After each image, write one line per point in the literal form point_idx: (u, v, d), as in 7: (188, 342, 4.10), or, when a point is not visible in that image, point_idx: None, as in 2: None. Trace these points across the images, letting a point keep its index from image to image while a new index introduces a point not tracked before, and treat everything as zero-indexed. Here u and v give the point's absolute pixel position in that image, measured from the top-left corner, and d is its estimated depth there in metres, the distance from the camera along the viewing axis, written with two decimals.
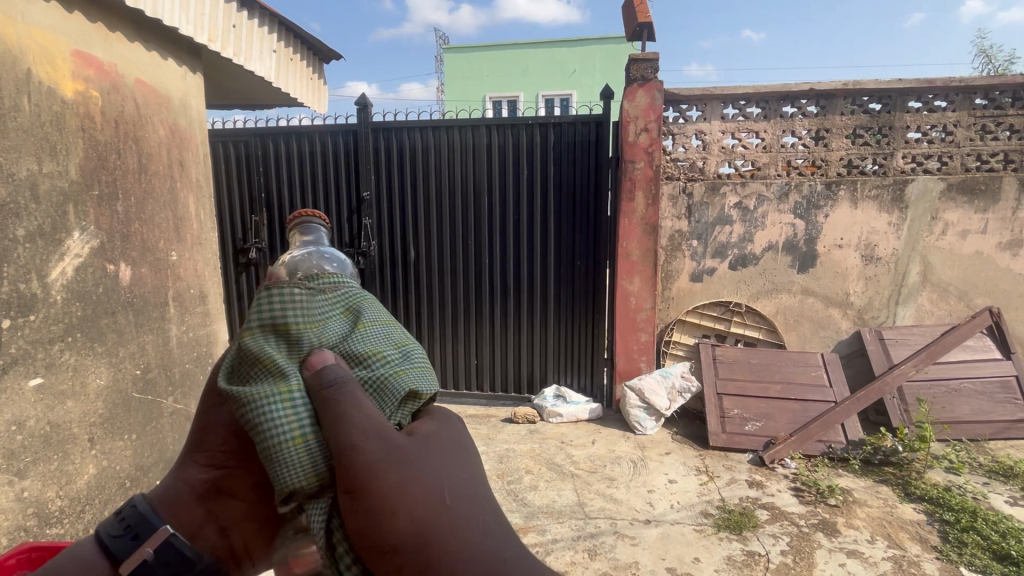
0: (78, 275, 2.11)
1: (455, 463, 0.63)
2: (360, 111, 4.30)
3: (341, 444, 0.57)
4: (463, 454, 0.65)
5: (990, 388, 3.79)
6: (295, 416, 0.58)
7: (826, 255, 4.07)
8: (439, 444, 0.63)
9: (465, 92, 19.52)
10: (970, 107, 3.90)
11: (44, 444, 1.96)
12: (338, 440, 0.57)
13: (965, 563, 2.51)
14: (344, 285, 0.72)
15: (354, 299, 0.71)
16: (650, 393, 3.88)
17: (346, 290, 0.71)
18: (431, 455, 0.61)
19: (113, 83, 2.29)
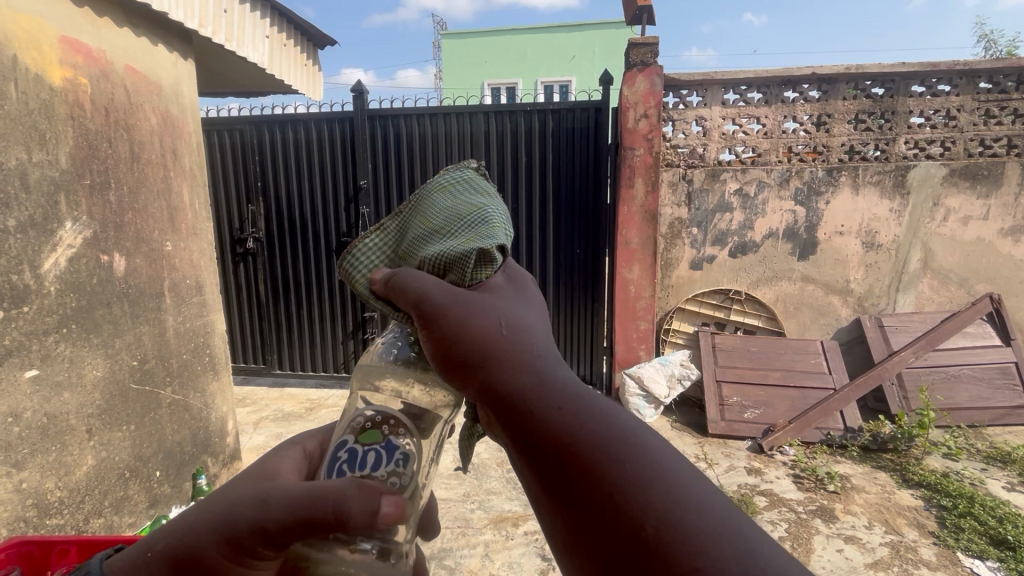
0: (71, 265, 2.08)
1: (513, 305, 0.78)
2: (356, 98, 4.24)
3: (434, 301, 0.75)
4: (523, 303, 0.80)
5: (989, 374, 3.79)
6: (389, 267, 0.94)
7: (827, 242, 4.05)
8: (499, 296, 0.79)
9: (463, 77, 19.28)
10: (974, 91, 3.85)
11: (41, 435, 1.95)
12: (426, 299, 0.76)
13: (961, 548, 2.52)
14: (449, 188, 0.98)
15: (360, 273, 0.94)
16: (648, 380, 3.90)
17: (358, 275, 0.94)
18: (491, 300, 0.77)
19: (102, 69, 2.25)
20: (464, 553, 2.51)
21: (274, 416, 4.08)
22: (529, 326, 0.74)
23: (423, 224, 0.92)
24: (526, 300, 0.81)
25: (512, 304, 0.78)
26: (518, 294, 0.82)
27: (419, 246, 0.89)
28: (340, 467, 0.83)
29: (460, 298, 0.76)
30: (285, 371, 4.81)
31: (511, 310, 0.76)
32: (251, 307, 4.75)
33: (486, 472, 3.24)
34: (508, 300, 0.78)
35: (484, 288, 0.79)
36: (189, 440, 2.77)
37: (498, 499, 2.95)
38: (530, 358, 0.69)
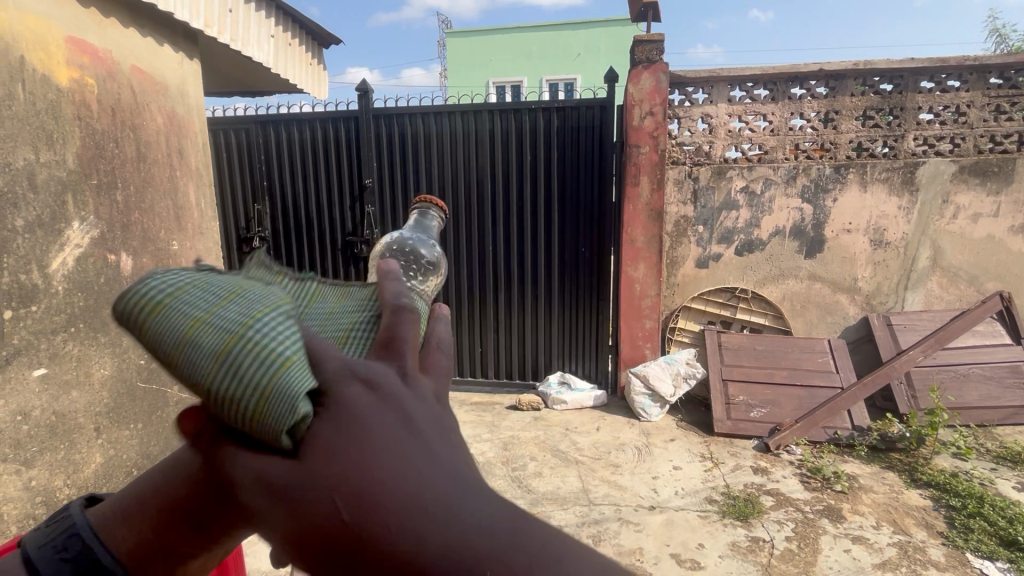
0: (79, 265, 2.10)
1: (367, 442, 0.41)
2: (360, 97, 4.24)
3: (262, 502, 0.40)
4: (388, 408, 0.42)
5: (999, 373, 3.75)
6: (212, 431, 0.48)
7: (834, 240, 4.02)
8: (343, 438, 0.40)
9: (467, 75, 19.27)
10: (984, 86, 3.80)
11: (50, 433, 1.97)
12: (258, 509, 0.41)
13: (970, 548, 2.49)
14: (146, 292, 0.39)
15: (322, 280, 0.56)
16: (654, 379, 3.87)
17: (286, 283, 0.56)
18: (330, 460, 0.39)
19: (109, 70, 2.26)
20: None
21: None
22: (392, 465, 0.40)
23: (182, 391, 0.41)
24: (397, 395, 0.44)
25: (364, 433, 0.41)
26: (374, 395, 0.43)
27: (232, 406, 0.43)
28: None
29: (279, 487, 0.40)
30: None
31: (362, 451, 0.40)
32: None
33: (490, 470, 3.24)
34: (354, 425, 0.41)
35: (303, 448, 0.40)
36: None
37: None
38: (399, 528, 0.39)
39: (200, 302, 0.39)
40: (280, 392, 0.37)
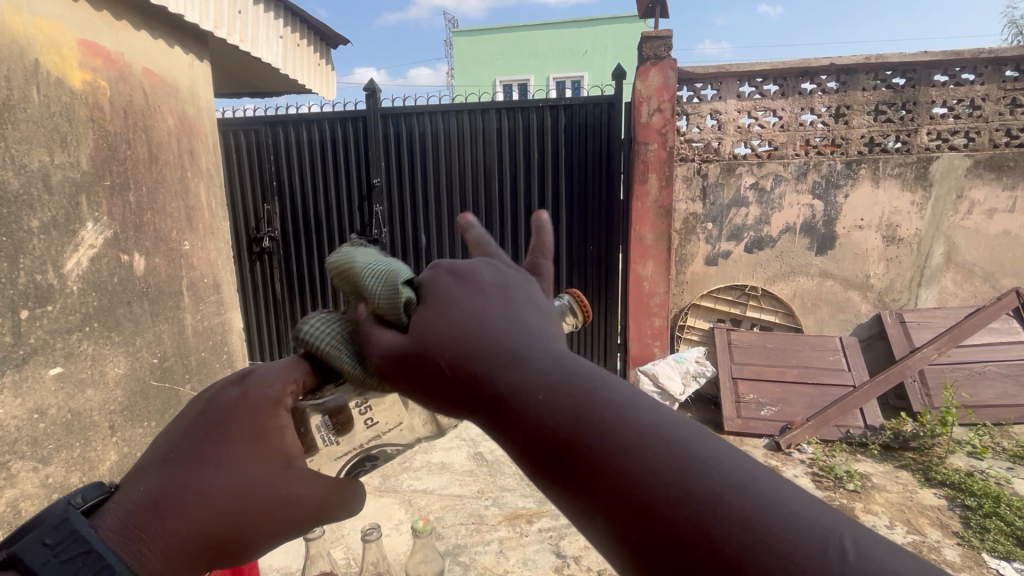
0: (93, 265, 2.12)
1: (460, 320, 0.56)
2: (368, 96, 4.26)
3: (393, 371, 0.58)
4: (478, 305, 0.58)
5: (1015, 371, 3.69)
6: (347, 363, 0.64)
7: (846, 236, 3.97)
8: (439, 326, 0.56)
9: (474, 74, 19.27)
10: (1000, 80, 3.74)
11: (66, 431, 2.00)
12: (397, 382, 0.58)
13: (986, 549, 2.46)
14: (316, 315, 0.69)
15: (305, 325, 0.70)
16: (664, 377, 3.81)
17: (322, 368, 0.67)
18: (428, 333, 0.56)
19: (120, 72, 2.28)
20: (478, 550, 2.52)
21: None
22: (487, 332, 0.55)
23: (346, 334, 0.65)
24: (480, 301, 0.58)
25: (459, 316, 0.57)
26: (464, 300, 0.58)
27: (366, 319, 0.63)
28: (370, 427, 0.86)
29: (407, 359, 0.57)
30: None
31: (460, 324, 0.56)
32: (267, 306, 4.81)
33: (499, 469, 3.24)
34: (452, 319, 0.56)
35: (410, 327, 0.57)
36: None
37: (512, 496, 2.95)
38: (502, 372, 0.52)
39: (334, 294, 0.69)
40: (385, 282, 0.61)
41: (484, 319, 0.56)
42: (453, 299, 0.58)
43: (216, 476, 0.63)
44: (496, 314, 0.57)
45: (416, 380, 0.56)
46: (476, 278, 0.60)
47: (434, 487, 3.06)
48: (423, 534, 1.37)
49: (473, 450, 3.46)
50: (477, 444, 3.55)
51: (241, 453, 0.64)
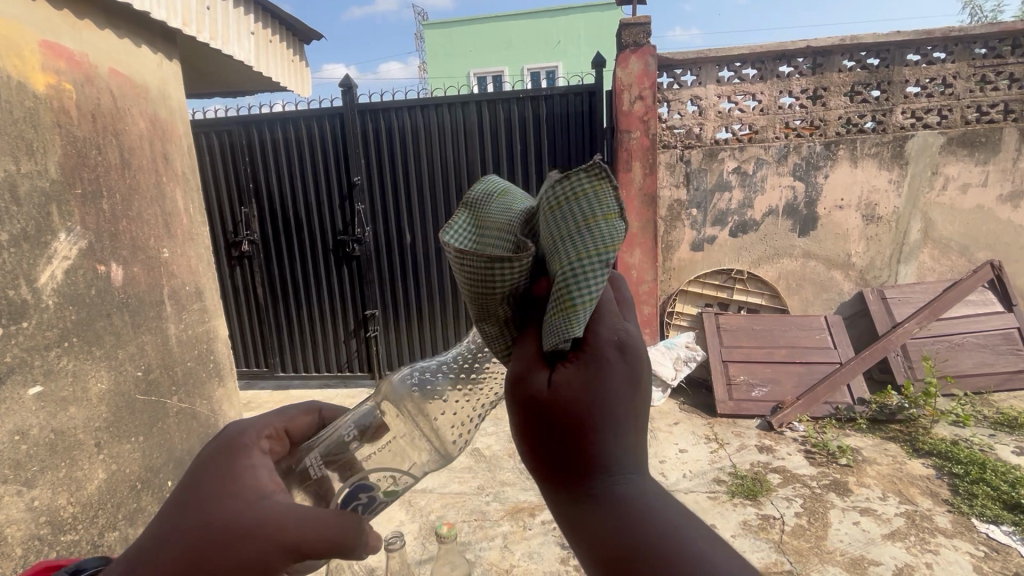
0: (68, 277, 2.03)
1: (600, 393, 0.60)
2: (345, 93, 4.17)
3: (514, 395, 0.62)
4: (612, 389, 0.60)
5: (993, 340, 3.81)
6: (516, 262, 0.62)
7: (827, 217, 4.04)
8: (574, 395, 0.59)
9: (448, 67, 19.05)
10: (970, 57, 3.82)
11: (50, 452, 1.92)
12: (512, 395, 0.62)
13: (975, 514, 2.54)
14: (600, 198, 0.61)
15: (621, 202, 0.61)
16: (656, 363, 3.83)
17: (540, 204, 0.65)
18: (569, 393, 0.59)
19: (86, 74, 2.18)
20: (483, 546, 2.50)
21: None
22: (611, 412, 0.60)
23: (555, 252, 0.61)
24: (611, 379, 0.60)
25: (599, 391, 0.60)
26: (603, 381, 0.60)
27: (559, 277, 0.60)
28: (355, 505, 0.91)
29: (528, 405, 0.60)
30: (288, 372, 4.76)
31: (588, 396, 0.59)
32: (250, 311, 4.70)
33: (498, 464, 3.23)
34: (588, 391, 0.59)
35: (556, 384, 0.59)
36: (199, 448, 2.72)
37: (513, 491, 2.93)
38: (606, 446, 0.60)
39: (592, 223, 0.60)
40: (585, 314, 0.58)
41: (610, 403, 0.60)
42: (606, 376, 0.60)
43: (193, 514, 0.72)
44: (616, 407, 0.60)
45: (530, 421, 0.60)
46: (617, 362, 0.61)
47: (434, 486, 3.03)
48: (447, 539, 1.36)
49: (470, 446, 3.44)
50: (474, 440, 3.53)
51: (219, 488, 0.74)
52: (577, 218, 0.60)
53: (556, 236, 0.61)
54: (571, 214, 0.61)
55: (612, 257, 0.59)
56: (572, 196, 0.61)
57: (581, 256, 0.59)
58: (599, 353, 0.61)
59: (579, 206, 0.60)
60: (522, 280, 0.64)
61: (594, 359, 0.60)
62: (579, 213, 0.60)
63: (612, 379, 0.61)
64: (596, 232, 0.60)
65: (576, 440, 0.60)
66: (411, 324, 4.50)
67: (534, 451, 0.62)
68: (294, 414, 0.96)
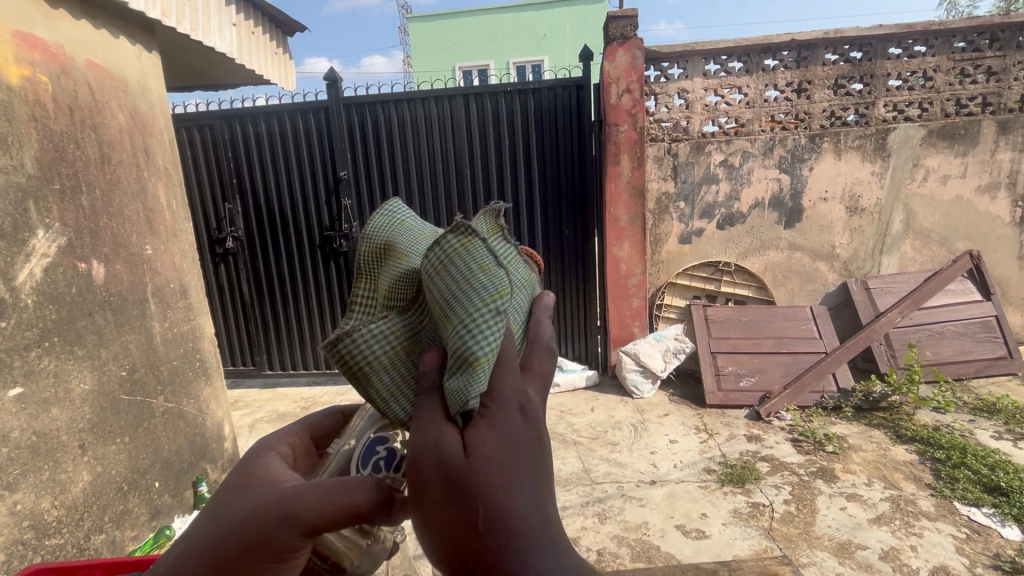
0: (48, 275, 1.98)
1: (518, 459, 0.55)
2: (329, 86, 4.10)
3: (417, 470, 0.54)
4: (530, 452, 0.56)
5: (972, 329, 3.91)
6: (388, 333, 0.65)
7: (812, 209, 4.09)
8: (490, 457, 0.54)
9: (433, 61, 18.89)
10: (949, 51, 3.89)
11: (33, 454, 1.87)
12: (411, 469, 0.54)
13: (957, 497, 2.61)
14: (467, 247, 0.60)
15: (493, 252, 0.61)
16: (645, 356, 3.92)
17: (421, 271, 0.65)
18: (479, 456, 0.53)
19: (62, 66, 2.11)
20: None
21: (270, 417, 4.00)
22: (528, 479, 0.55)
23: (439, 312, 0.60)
24: (523, 443, 0.56)
25: (517, 456, 0.55)
26: (517, 443, 0.55)
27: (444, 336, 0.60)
28: (376, 462, 0.78)
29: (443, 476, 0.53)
30: (276, 370, 4.71)
31: (505, 465, 0.54)
32: (235, 309, 4.63)
33: None
34: (505, 453, 0.54)
35: (470, 447, 0.54)
36: (186, 447, 2.68)
37: None
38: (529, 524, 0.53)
39: (466, 274, 0.59)
40: (479, 374, 0.56)
41: (528, 470, 0.55)
42: (523, 439, 0.56)
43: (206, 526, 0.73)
44: (535, 474, 0.55)
45: (439, 498, 0.53)
46: (531, 423, 0.57)
47: None
48: None
49: None
50: None
51: (232, 495, 0.75)
52: (453, 272, 0.59)
53: (439, 303, 0.59)
54: (438, 267, 0.60)
55: (502, 306, 0.58)
56: (444, 259, 0.60)
57: (467, 313, 0.57)
58: (506, 415, 0.57)
59: (450, 260, 0.59)
60: (412, 345, 0.65)
61: (502, 417, 0.56)
62: (451, 265, 0.59)
63: (522, 446, 0.56)
64: (475, 283, 0.58)
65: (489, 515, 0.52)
66: None
67: (443, 536, 0.53)
68: (318, 417, 0.92)
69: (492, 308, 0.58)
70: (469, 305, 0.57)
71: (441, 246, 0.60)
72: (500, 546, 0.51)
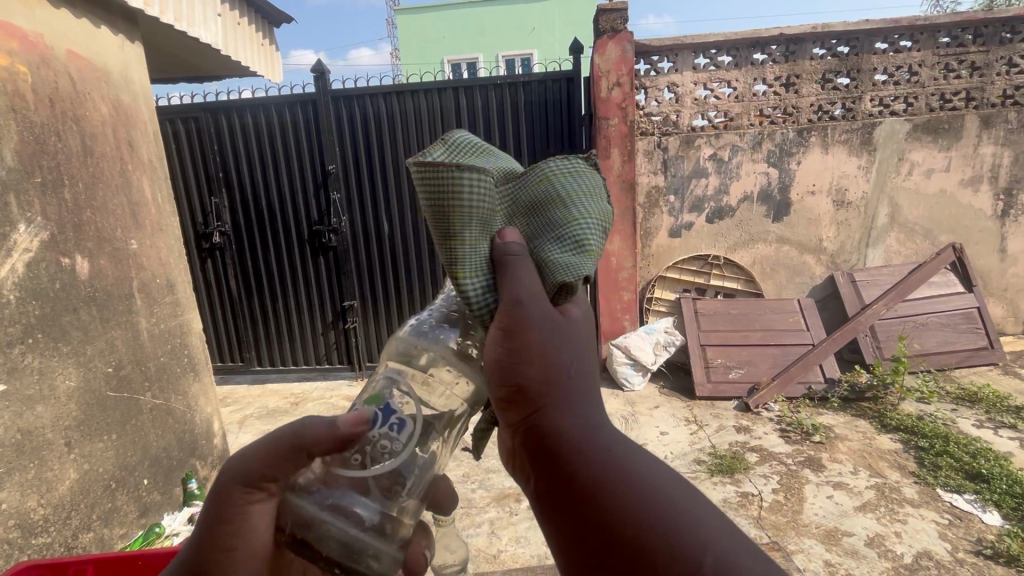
0: (30, 271, 1.94)
1: (587, 344, 0.73)
2: (317, 78, 4.05)
3: (525, 308, 0.68)
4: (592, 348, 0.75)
5: (954, 320, 3.99)
6: (493, 195, 0.74)
7: (800, 202, 4.13)
8: (573, 328, 0.71)
9: (421, 54, 18.72)
10: (934, 46, 3.94)
11: (17, 452, 1.84)
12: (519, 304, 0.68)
13: (940, 484, 2.67)
14: (587, 176, 0.81)
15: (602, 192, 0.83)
16: (635, 349, 3.93)
17: (531, 168, 0.80)
18: (567, 322, 0.71)
19: (42, 56, 2.06)
20: (469, 533, 2.51)
21: (260, 413, 3.97)
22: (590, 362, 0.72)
23: (557, 203, 0.77)
24: (589, 337, 0.74)
25: (587, 340, 0.73)
26: (587, 334, 0.74)
27: (552, 221, 0.76)
28: None
29: (544, 321, 0.68)
30: (265, 366, 4.67)
31: (581, 341, 0.72)
32: (223, 305, 4.57)
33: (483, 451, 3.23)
34: (583, 335, 0.73)
35: (563, 311, 0.73)
36: (175, 444, 2.65)
37: (498, 477, 2.94)
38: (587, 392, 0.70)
39: (586, 193, 0.79)
40: (584, 258, 0.73)
41: (591, 360, 0.73)
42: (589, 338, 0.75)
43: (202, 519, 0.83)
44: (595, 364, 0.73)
45: (535, 333, 0.67)
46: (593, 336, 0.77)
47: None
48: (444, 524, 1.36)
49: None
50: None
51: None
52: (576, 184, 0.79)
53: (561, 196, 0.77)
54: (567, 177, 0.79)
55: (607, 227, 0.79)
56: (569, 171, 0.81)
57: (589, 216, 0.76)
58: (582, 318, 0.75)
59: (577, 177, 0.80)
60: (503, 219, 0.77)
61: (581, 314, 0.75)
62: (578, 180, 0.79)
63: (589, 339, 0.74)
64: (591, 199, 0.79)
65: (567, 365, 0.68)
66: (390, 313, 4.46)
67: (529, 365, 0.67)
68: None
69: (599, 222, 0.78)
70: (587, 210, 0.77)
71: (572, 168, 0.81)
72: (561, 393, 0.67)
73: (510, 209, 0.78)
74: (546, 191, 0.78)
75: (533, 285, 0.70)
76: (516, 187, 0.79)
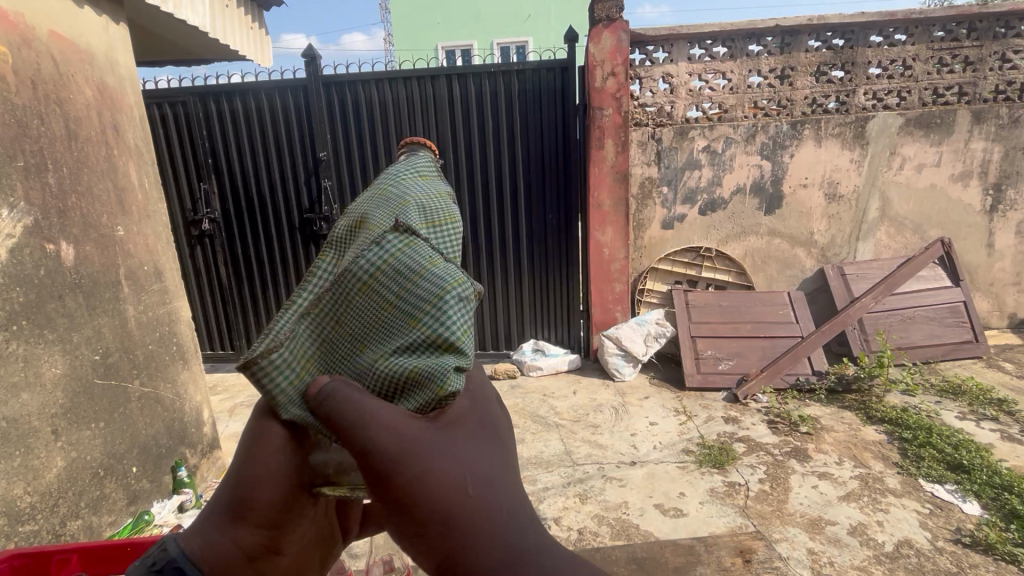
0: (13, 256, 1.91)
1: (477, 444, 0.64)
2: (307, 63, 3.99)
3: (381, 449, 0.59)
4: (486, 438, 0.65)
5: (941, 314, 4.04)
6: (296, 348, 0.66)
7: (792, 195, 4.15)
8: (449, 438, 0.62)
9: (415, 40, 18.47)
10: (929, 40, 3.94)
11: (2, 440, 1.82)
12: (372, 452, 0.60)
13: (922, 475, 2.72)
14: (407, 246, 0.67)
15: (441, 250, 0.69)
16: (627, 341, 3.95)
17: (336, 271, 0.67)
18: (438, 437, 0.62)
19: (23, 36, 2.01)
20: None
21: (250, 401, 3.96)
22: (488, 460, 0.63)
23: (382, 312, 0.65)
24: (479, 430, 0.65)
25: (474, 442, 0.64)
26: (475, 429, 0.65)
27: (385, 337, 0.66)
28: None
29: (404, 455, 0.59)
30: None
31: (468, 448, 0.62)
32: (213, 293, 4.54)
33: None
34: (464, 434, 0.64)
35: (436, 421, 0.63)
36: (164, 432, 2.64)
37: None
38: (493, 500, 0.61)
39: (412, 270, 0.66)
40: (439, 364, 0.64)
41: (485, 451, 0.64)
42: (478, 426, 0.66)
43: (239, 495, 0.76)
44: (493, 454, 0.65)
45: (400, 477, 0.59)
46: (487, 418, 0.68)
47: None
48: None
49: None
50: None
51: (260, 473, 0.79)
52: (396, 271, 0.66)
53: (389, 299, 0.65)
54: (378, 265, 0.66)
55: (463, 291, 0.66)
56: (384, 251, 0.66)
57: (427, 309, 0.64)
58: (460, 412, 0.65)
59: (392, 260, 0.66)
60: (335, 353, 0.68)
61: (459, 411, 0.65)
62: (395, 261, 0.66)
63: (477, 432, 0.65)
64: (426, 277, 0.66)
65: (452, 486, 0.59)
66: None
67: (414, 511, 0.58)
68: None
69: (451, 299, 0.65)
70: (425, 300, 0.64)
71: (382, 248, 0.67)
72: (460, 525, 0.58)
73: (334, 333, 0.68)
74: (367, 300, 0.66)
75: (380, 417, 0.61)
76: (327, 304, 0.68)
